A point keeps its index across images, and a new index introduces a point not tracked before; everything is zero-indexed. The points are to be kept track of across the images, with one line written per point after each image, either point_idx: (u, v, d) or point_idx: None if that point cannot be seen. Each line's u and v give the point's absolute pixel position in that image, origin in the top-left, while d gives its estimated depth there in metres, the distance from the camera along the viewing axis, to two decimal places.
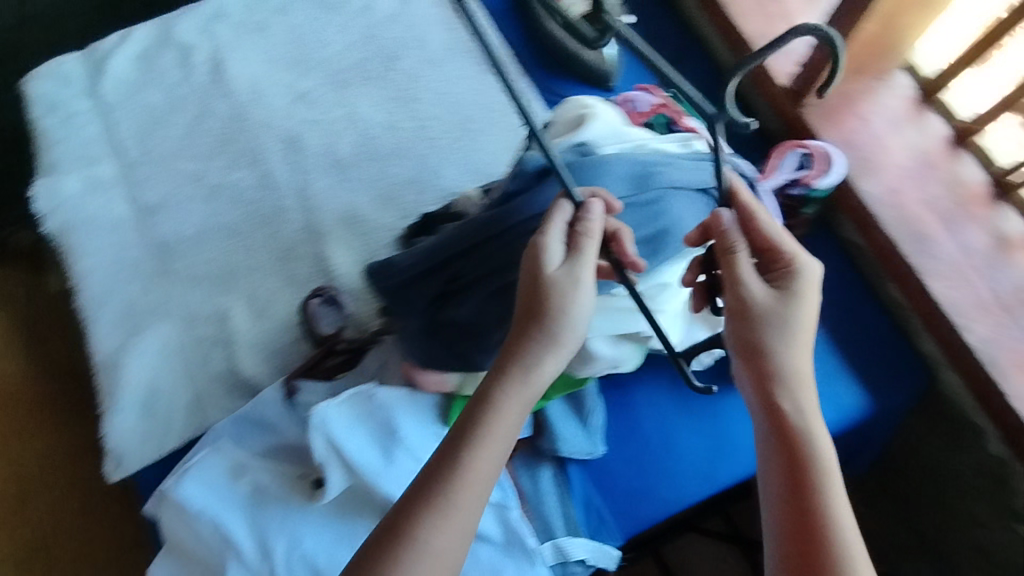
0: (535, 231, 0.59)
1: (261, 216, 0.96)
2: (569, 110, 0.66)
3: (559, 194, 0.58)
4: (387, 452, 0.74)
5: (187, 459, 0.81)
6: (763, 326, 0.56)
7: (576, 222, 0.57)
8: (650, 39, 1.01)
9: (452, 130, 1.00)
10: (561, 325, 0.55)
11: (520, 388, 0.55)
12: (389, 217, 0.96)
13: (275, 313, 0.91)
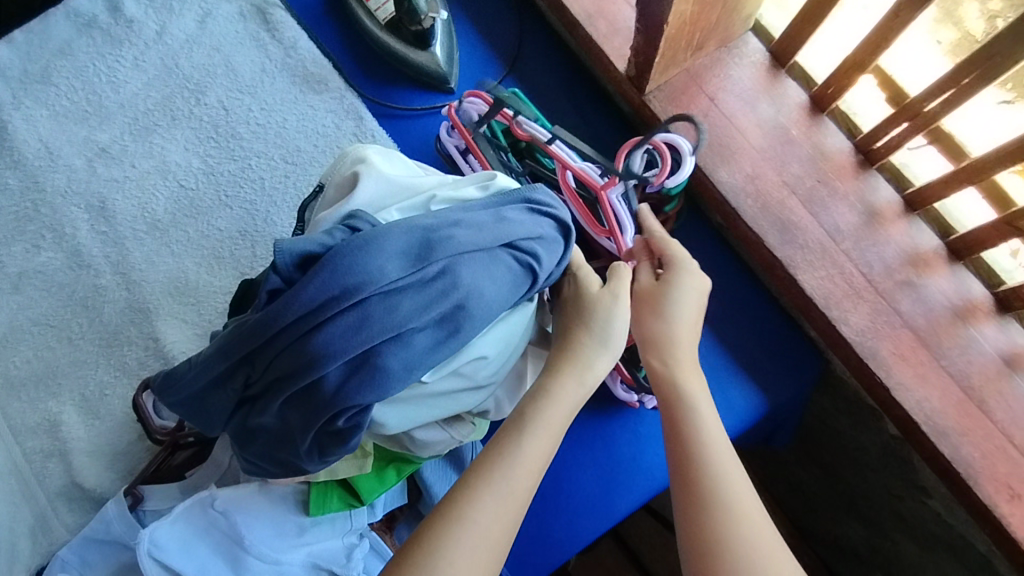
0: (315, 333, 0.49)
1: (79, 300, 0.85)
2: (344, 169, 0.56)
3: (328, 289, 0.48)
4: (235, 563, 0.66)
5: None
6: (643, 306, 0.63)
7: (360, 313, 0.49)
8: (486, 30, 0.91)
9: (279, 167, 0.89)
10: (590, 341, 0.61)
11: (572, 385, 0.59)
12: (224, 278, 0.85)
13: (111, 410, 0.81)
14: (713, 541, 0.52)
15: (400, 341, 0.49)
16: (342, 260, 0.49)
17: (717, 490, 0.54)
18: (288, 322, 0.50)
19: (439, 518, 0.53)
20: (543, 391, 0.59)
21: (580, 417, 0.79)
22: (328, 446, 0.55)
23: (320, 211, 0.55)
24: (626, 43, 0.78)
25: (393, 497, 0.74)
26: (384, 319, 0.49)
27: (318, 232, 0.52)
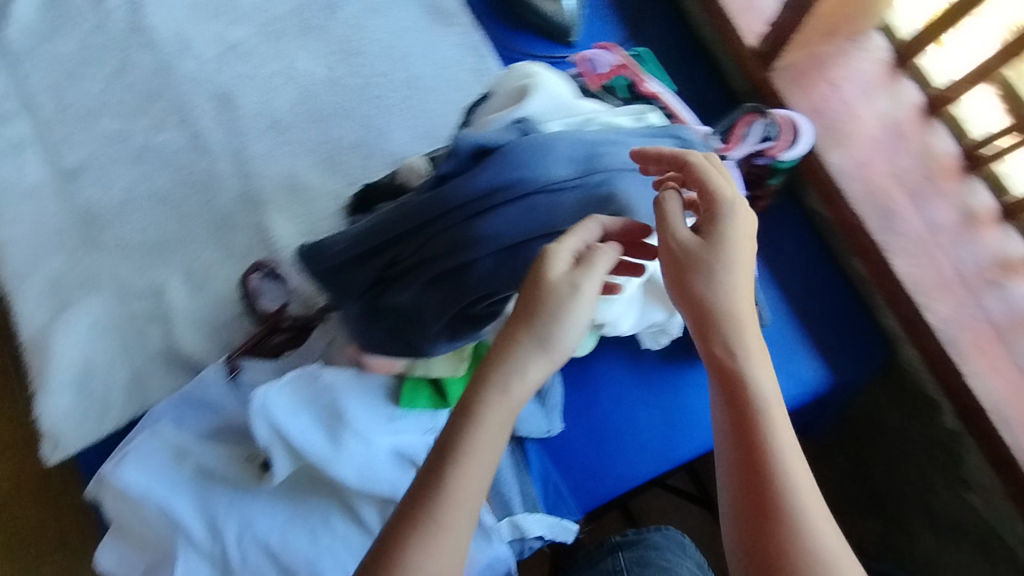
0: (479, 220, 0.54)
1: (193, 182, 0.89)
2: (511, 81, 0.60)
3: (501, 181, 0.54)
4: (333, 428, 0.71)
5: (129, 437, 0.78)
6: (692, 268, 0.50)
7: (526, 207, 0.54)
8: None
9: (399, 90, 0.91)
10: (528, 350, 0.48)
11: (499, 401, 0.48)
12: (334, 183, 0.89)
13: (214, 288, 0.86)
14: (784, 561, 0.45)
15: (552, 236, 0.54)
16: (518, 153, 0.54)
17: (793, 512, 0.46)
18: (455, 202, 0.55)
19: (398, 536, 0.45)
20: (474, 409, 0.48)
21: (652, 366, 0.85)
22: (460, 330, 0.60)
23: (488, 114, 0.60)
24: (757, 23, 0.82)
25: None
26: (546, 215, 0.54)
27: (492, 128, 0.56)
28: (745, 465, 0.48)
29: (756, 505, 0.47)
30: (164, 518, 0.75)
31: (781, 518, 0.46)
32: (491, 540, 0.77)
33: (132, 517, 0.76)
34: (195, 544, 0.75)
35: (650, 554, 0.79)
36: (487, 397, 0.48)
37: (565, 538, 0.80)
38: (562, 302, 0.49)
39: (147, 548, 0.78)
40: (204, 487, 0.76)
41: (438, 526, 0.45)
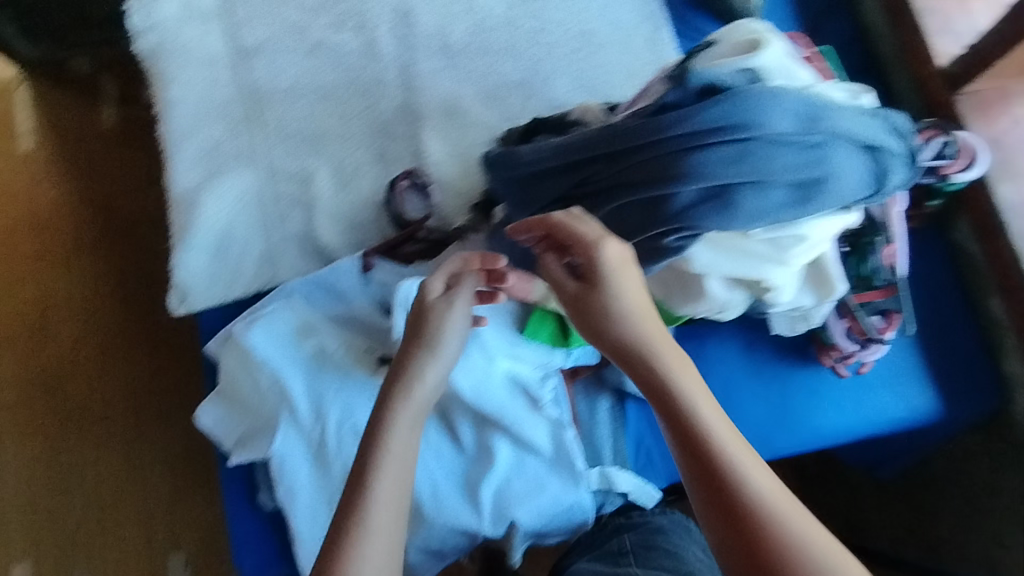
0: (692, 154, 0.55)
1: (360, 85, 0.92)
2: (738, 35, 0.60)
3: (724, 120, 0.54)
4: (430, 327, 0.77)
5: (258, 305, 0.82)
6: (587, 309, 0.54)
7: (743, 152, 0.54)
8: None
9: (572, 42, 0.93)
10: (425, 355, 0.62)
11: (407, 400, 0.60)
12: (493, 115, 0.91)
13: (360, 188, 0.89)
14: (758, 549, 0.47)
15: (759, 188, 0.55)
16: (747, 101, 0.54)
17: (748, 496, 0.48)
18: (671, 135, 0.55)
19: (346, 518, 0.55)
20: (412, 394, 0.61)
21: (766, 358, 0.85)
22: (634, 261, 0.61)
23: (713, 61, 0.59)
24: (953, 45, 0.84)
25: (587, 354, 0.83)
26: (761, 163, 0.54)
27: (722, 71, 0.56)
28: (703, 479, 0.50)
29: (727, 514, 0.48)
30: (277, 388, 0.78)
31: (745, 510, 0.48)
32: (577, 486, 0.79)
33: (246, 380, 0.79)
34: (298, 420, 0.77)
35: (656, 538, 0.73)
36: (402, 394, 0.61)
37: (646, 502, 0.81)
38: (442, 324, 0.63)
39: (250, 414, 0.80)
40: (317, 366, 0.79)
41: (373, 520, 0.55)
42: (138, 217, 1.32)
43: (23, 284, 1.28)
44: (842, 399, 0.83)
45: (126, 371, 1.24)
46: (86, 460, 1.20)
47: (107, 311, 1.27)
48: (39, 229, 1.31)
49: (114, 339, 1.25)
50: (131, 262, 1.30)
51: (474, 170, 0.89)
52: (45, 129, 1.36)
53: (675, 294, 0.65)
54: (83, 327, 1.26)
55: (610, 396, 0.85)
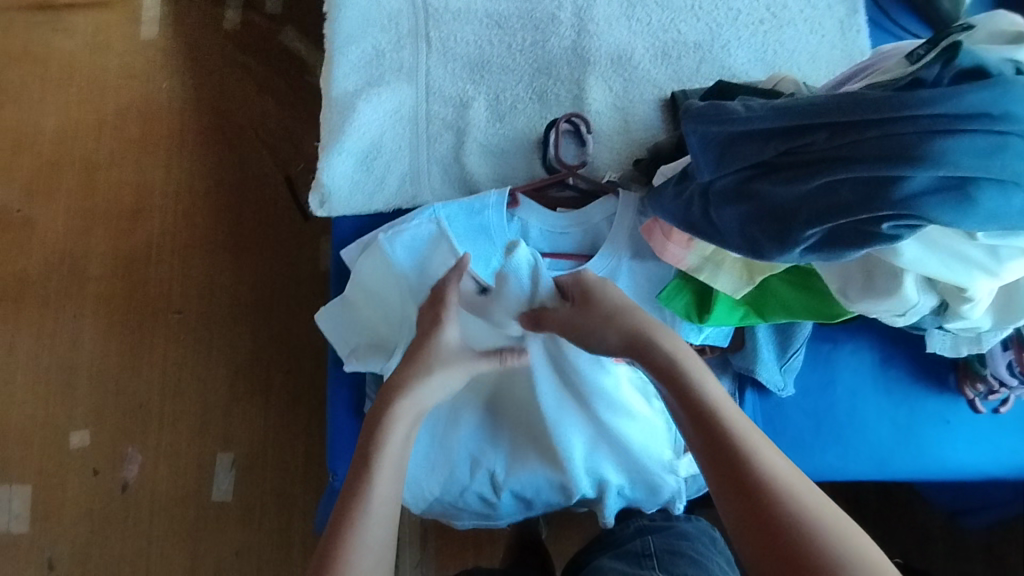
0: (939, 138, 0.51)
1: (532, 19, 0.89)
2: (999, 25, 0.57)
3: (987, 108, 0.50)
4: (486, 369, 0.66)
5: (404, 218, 0.80)
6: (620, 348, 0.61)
7: (995, 146, 0.50)
8: None
9: (758, 12, 0.89)
10: (418, 372, 0.63)
11: (406, 408, 0.61)
12: (661, 74, 0.88)
13: (515, 123, 0.86)
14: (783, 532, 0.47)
15: (1003, 188, 0.51)
16: (1013, 91, 0.49)
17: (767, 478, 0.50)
18: (924, 114, 0.51)
19: (347, 502, 0.54)
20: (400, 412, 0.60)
21: (900, 378, 0.81)
22: (834, 242, 0.59)
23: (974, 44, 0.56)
24: None
25: (719, 335, 0.78)
26: (1015, 162, 0.50)
27: (987, 56, 0.53)
28: (713, 457, 0.52)
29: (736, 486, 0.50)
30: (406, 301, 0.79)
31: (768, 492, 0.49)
32: (678, 462, 0.78)
33: (375, 288, 0.80)
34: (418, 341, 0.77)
35: (680, 544, 0.72)
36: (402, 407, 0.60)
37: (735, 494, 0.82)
38: (436, 354, 0.65)
39: (371, 329, 0.81)
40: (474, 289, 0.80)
41: (376, 489, 0.55)
42: (245, 123, 1.32)
43: (129, 166, 1.30)
44: (972, 436, 0.79)
45: (213, 269, 1.26)
46: (158, 346, 1.22)
47: (216, 205, 1.29)
48: (150, 117, 1.32)
49: (207, 236, 1.27)
50: (242, 160, 1.31)
51: (633, 128, 0.86)
52: (172, 20, 1.37)
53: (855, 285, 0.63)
54: (177, 220, 1.28)
55: (731, 381, 0.81)
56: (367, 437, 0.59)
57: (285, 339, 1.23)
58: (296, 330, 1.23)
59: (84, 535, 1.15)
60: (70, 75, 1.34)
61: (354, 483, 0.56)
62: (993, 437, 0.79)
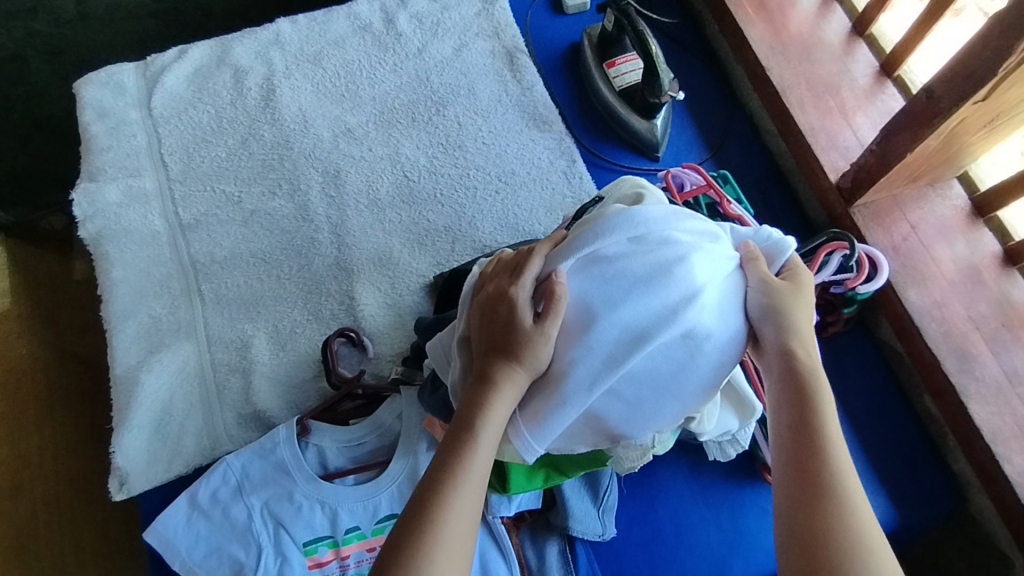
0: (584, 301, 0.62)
1: (294, 247, 0.96)
2: (626, 187, 0.69)
3: (615, 262, 0.62)
4: (598, 265, 0.63)
5: (201, 478, 0.82)
6: (777, 298, 0.61)
7: (652, 289, 0.61)
8: (697, 113, 1.03)
9: (492, 184, 0.99)
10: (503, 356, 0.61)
11: (494, 393, 0.59)
12: (422, 262, 0.95)
13: (297, 348, 0.91)
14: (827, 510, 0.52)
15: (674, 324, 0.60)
16: (641, 239, 0.63)
17: (839, 477, 0.54)
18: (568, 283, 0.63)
19: (428, 501, 0.55)
20: (489, 380, 0.60)
21: (714, 481, 0.84)
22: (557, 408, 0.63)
23: (600, 211, 0.68)
24: (840, 159, 0.86)
25: (529, 498, 0.79)
26: (665, 296, 0.60)
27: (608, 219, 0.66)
28: (800, 434, 0.57)
29: (805, 469, 0.55)
30: (215, 562, 0.78)
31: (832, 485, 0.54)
32: None
33: (180, 560, 0.78)
34: None
35: None
36: (494, 371, 0.60)
37: None
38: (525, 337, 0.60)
39: None
40: (283, 525, 0.79)
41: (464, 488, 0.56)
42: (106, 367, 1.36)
43: None
44: None
45: (94, 530, 1.24)
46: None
47: (77, 467, 1.29)
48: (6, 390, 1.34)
49: (80, 497, 1.26)
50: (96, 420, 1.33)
51: (406, 319, 0.92)
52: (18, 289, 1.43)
53: (619, 417, 0.62)
54: (52, 486, 1.27)
55: (560, 539, 0.81)
56: (455, 435, 0.59)
57: None
58: None
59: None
60: None
61: (444, 472, 0.57)
62: None
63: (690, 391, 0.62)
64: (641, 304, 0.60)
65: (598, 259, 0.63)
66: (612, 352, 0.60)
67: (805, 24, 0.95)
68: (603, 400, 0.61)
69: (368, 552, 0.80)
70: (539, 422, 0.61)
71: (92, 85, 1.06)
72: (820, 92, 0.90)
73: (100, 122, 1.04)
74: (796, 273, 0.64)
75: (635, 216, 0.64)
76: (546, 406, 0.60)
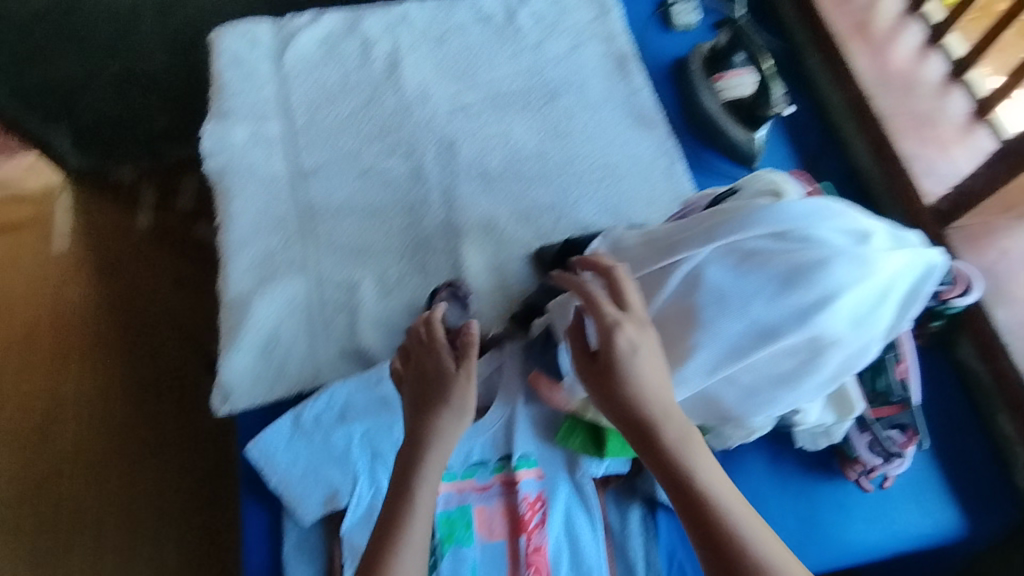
0: (716, 290, 0.61)
1: (406, 205, 1.01)
2: (763, 184, 0.68)
3: (753, 253, 0.60)
4: (735, 255, 0.61)
5: (305, 401, 0.86)
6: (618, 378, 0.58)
7: (789, 289, 0.59)
8: (793, 134, 1.09)
9: (597, 172, 1.05)
10: (437, 410, 0.66)
11: (430, 440, 0.65)
12: (526, 233, 1.00)
13: (403, 296, 0.95)
14: None
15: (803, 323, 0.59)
16: (790, 237, 0.60)
17: (749, 552, 0.53)
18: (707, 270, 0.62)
19: (384, 554, 0.60)
20: (432, 428, 0.65)
21: (792, 470, 0.88)
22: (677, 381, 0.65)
23: (739, 199, 0.67)
24: (937, 184, 0.94)
25: (617, 463, 0.83)
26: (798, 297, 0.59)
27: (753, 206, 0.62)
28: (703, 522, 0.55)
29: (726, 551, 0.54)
30: (313, 482, 0.81)
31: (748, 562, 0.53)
32: None
33: (281, 475, 0.82)
34: (321, 512, 0.81)
35: None
36: (439, 419, 0.66)
37: None
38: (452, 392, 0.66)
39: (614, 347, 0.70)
40: (380, 457, 0.82)
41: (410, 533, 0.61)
42: (159, 318, 1.36)
43: (45, 375, 1.31)
44: (867, 513, 0.86)
45: (130, 473, 1.25)
46: (75, 558, 1.19)
47: (128, 400, 1.29)
48: (60, 326, 1.35)
49: (132, 430, 1.27)
50: (148, 362, 1.32)
51: (509, 284, 0.96)
52: (78, 232, 1.42)
53: (732, 400, 0.65)
54: (92, 424, 1.28)
55: (642, 505, 0.85)
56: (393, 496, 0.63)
57: (205, 532, 1.21)
58: (222, 519, 1.22)
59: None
60: None
61: (387, 530, 0.61)
62: (885, 513, 0.86)
63: (807, 384, 0.63)
64: (767, 303, 0.60)
65: (737, 249, 0.61)
66: (736, 342, 0.61)
67: (907, 64, 1.04)
68: (718, 384, 0.64)
69: (457, 493, 0.82)
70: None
71: (230, 34, 1.12)
72: (921, 123, 0.98)
73: (233, 68, 1.10)
74: (625, 322, 0.59)
75: (784, 210, 0.60)
76: (660, 379, 0.63)
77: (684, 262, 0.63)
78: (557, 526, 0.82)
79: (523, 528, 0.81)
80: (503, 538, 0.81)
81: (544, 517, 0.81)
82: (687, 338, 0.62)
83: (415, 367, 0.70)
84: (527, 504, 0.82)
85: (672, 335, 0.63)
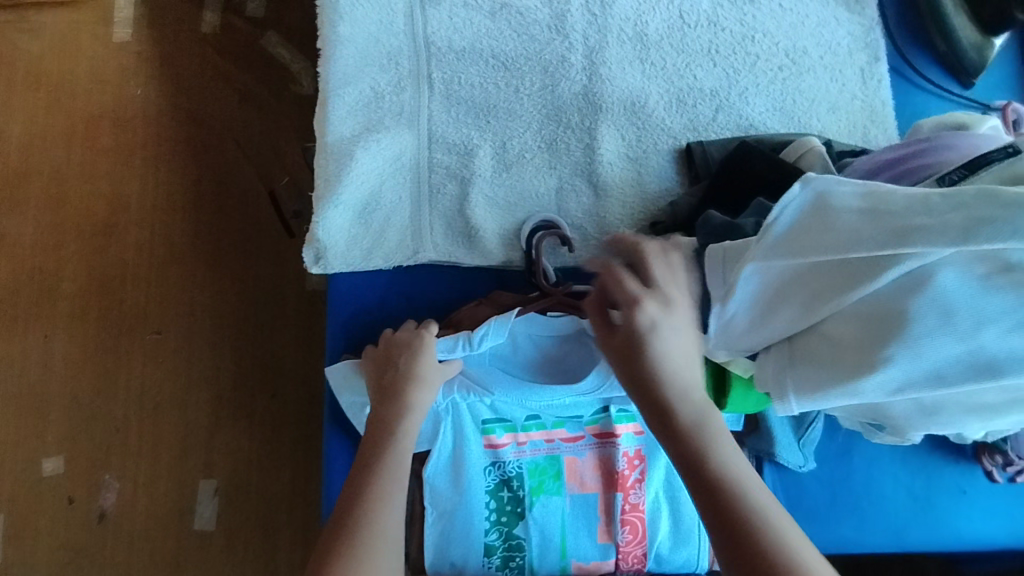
0: (946, 308, 0.45)
1: (542, 61, 0.83)
2: None
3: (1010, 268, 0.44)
4: (987, 265, 0.45)
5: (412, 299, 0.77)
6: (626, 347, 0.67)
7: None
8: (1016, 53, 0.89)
9: (777, 58, 0.85)
10: (409, 386, 0.69)
11: (404, 411, 0.67)
12: (676, 122, 0.83)
13: (525, 174, 0.81)
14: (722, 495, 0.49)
15: None
16: None
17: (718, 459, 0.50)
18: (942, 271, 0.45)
19: (357, 496, 0.60)
20: (409, 402, 0.68)
21: (915, 446, 0.80)
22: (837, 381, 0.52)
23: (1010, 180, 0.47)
24: None
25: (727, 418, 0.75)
26: None
27: None
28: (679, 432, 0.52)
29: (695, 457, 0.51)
30: None
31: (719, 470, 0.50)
32: (704, 551, 0.78)
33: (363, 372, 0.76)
34: None
35: None
36: (412, 395, 0.68)
37: None
38: (427, 368, 0.70)
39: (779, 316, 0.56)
40: (462, 390, 0.74)
41: (384, 474, 0.62)
42: (224, 137, 1.24)
43: (105, 174, 1.22)
44: (988, 506, 0.78)
45: (190, 294, 1.20)
46: (133, 369, 1.18)
47: (193, 218, 1.22)
48: (121, 125, 1.24)
49: (194, 249, 1.21)
50: (214, 179, 1.23)
51: (646, 181, 0.82)
52: (143, 23, 1.27)
53: (899, 416, 0.52)
54: (154, 237, 1.21)
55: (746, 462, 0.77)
56: (370, 449, 0.64)
57: (264, 365, 1.19)
58: (281, 359, 1.20)
59: (60, 564, 1.12)
60: (37, 78, 1.24)
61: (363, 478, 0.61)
62: (1008, 511, 0.78)
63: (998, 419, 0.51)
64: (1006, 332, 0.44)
65: (994, 257, 0.45)
66: (943, 368, 0.46)
67: None
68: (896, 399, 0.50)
69: (546, 442, 0.76)
70: (814, 390, 0.51)
71: None
72: None
73: None
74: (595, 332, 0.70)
75: None
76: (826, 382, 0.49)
77: (912, 259, 0.45)
78: (655, 484, 0.77)
79: (620, 485, 0.76)
80: (596, 491, 0.76)
81: (642, 475, 0.76)
82: (882, 348, 0.46)
83: (382, 353, 0.73)
84: (625, 460, 0.76)
85: (859, 338, 0.48)
